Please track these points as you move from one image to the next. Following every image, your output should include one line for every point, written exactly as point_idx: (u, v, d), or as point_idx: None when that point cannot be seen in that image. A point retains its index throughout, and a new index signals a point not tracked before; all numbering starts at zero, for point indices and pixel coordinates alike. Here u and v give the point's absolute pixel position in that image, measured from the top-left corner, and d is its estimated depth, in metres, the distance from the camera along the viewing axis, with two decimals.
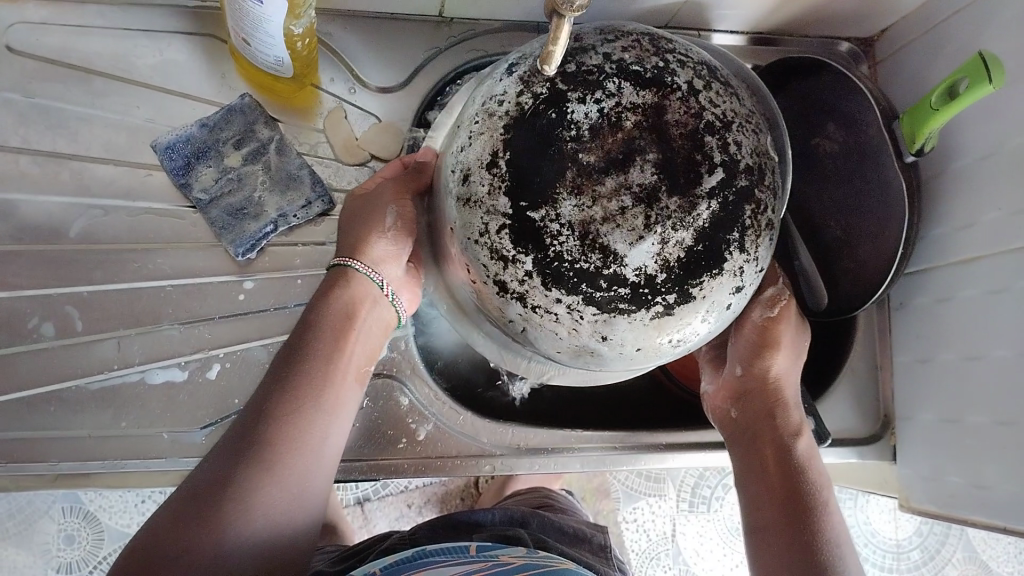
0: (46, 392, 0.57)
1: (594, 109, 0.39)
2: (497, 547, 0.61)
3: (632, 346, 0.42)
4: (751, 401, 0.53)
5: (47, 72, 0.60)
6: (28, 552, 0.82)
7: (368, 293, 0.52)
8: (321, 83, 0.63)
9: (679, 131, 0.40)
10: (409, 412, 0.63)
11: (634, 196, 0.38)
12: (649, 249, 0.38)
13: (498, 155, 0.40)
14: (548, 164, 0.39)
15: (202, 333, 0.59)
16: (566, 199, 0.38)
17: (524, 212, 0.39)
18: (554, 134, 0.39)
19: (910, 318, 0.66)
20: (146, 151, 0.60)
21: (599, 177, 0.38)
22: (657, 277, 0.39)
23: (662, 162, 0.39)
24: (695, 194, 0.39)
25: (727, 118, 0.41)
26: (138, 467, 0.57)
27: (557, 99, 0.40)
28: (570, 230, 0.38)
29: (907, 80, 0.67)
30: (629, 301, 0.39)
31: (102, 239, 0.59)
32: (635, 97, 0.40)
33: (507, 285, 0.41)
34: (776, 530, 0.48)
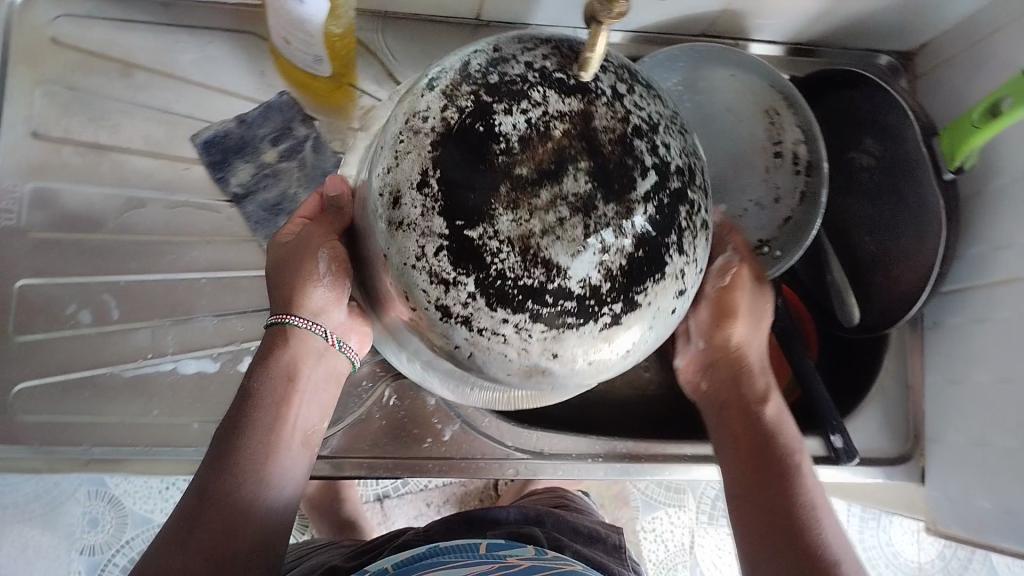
0: (80, 378, 0.58)
1: (523, 121, 0.34)
2: (507, 546, 0.61)
3: (584, 363, 0.36)
4: (720, 375, 0.53)
5: (91, 65, 0.61)
6: (53, 534, 0.83)
7: (310, 349, 0.48)
8: (358, 83, 0.63)
9: (609, 137, 0.34)
10: (435, 412, 0.63)
11: (570, 208, 0.33)
12: (591, 259, 0.33)
13: (428, 174, 0.35)
14: (480, 179, 0.33)
15: (234, 326, 0.60)
16: (504, 214, 0.33)
17: (462, 232, 0.33)
18: (483, 149, 0.34)
19: (944, 338, 0.65)
20: (185, 145, 0.61)
21: (533, 189, 0.33)
22: (601, 287, 0.34)
23: (597, 169, 0.34)
24: (631, 200, 0.34)
25: (655, 121, 0.37)
26: (166, 456, 0.58)
27: (482, 111, 0.35)
28: (510, 246, 0.33)
29: (946, 97, 0.66)
30: (576, 315, 0.34)
31: (140, 231, 0.60)
32: (562, 103, 0.35)
33: (449, 312, 0.35)
34: (757, 504, 0.47)
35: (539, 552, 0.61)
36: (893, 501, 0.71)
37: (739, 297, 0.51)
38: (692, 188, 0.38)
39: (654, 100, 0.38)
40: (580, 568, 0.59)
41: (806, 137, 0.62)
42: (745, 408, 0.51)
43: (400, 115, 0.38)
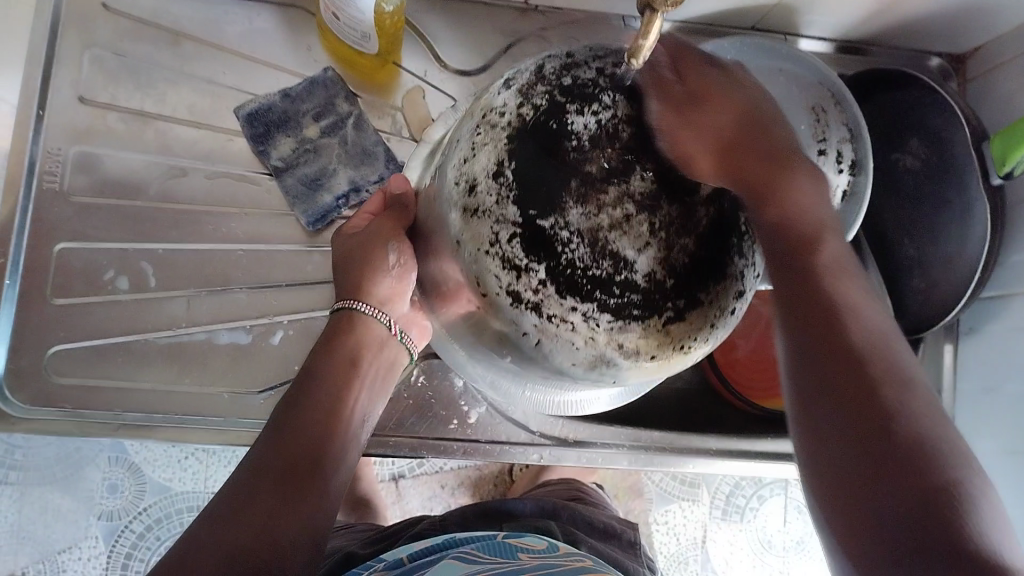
0: (115, 343, 0.59)
1: (597, 120, 0.37)
2: (522, 537, 0.62)
3: (645, 357, 0.39)
4: (788, 272, 0.41)
5: (140, 33, 0.61)
6: (73, 496, 0.84)
7: (374, 336, 0.51)
8: (402, 62, 0.63)
9: (676, 141, 0.37)
10: (462, 394, 0.63)
11: (639, 204, 0.36)
12: (656, 254, 0.36)
13: (505, 163, 0.37)
14: (554, 173, 0.36)
15: (269, 299, 0.60)
16: (575, 207, 0.36)
17: (534, 221, 0.36)
18: (556, 144, 0.36)
19: (980, 345, 0.65)
20: (229, 117, 0.62)
21: (603, 185, 0.36)
22: (665, 283, 0.37)
23: (665, 167, 0.37)
24: (697, 201, 0.37)
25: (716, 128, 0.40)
26: (196, 424, 0.58)
27: (555, 107, 0.37)
28: (580, 238, 0.36)
29: (995, 102, 0.65)
30: (640, 307, 0.37)
31: (180, 200, 0.61)
32: (632, 107, 0.37)
33: (519, 298, 0.37)
34: (861, 455, 0.36)
35: (551, 544, 0.61)
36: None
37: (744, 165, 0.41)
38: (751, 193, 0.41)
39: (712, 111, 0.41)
40: (595, 564, 0.59)
41: (851, 136, 0.60)
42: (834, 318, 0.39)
43: (477, 112, 0.41)
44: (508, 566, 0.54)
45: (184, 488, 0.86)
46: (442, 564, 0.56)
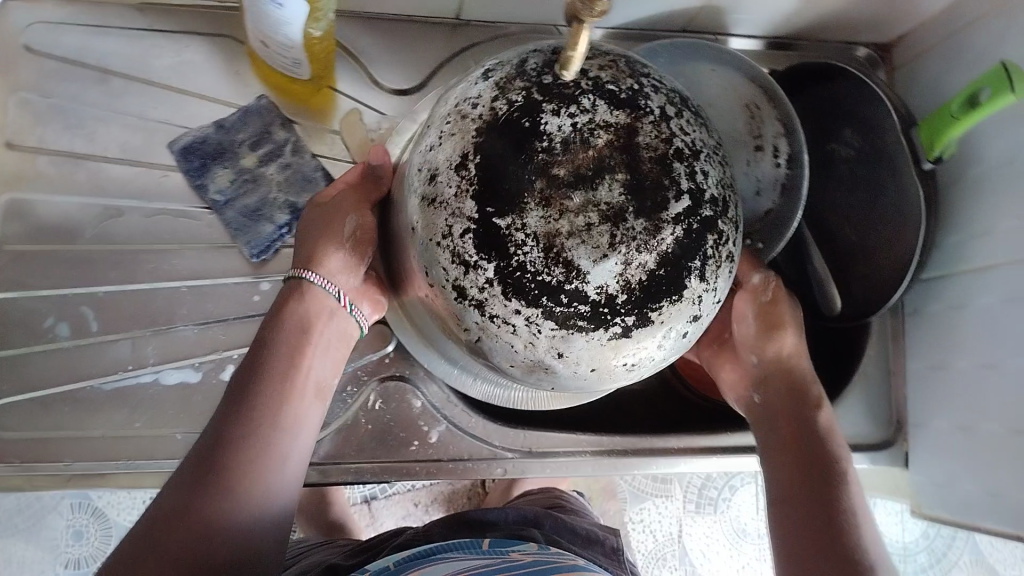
0: (60, 392, 0.57)
1: (571, 124, 0.36)
2: (510, 544, 0.62)
3: (586, 367, 0.39)
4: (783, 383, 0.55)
5: (64, 73, 0.60)
6: (37, 547, 0.84)
7: (322, 307, 0.51)
8: (337, 85, 0.63)
9: (649, 155, 0.37)
10: (421, 415, 0.63)
11: (600, 216, 0.35)
12: (612, 267, 0.36)
13: (470, 158, 0.37)
14: (518, 173, 0.36)
15: (217, 334, 0.59)
16: (534, 212, 0.35)
17: (491, 218, 0.36)
18: (525, 146, 0.36)
19: (925, 325, 0.66)
20: (161, 152, 0.60)
21: (567, 191, 0.35)
22: (617, 298, 0.36)
23: (631, 181, 0.36)
24: (661, 219, 0.36)
25: (701, 144, 0.39)
26: (150, 468, 0.57)
27: (530, 107, 0.37)
28: (535, 242, 0.36)
29: (924, 87, 0.66)
30: (588, 319, 0.37)
31: (118, 240, 0.59)
32: (609, 115, 0.37)
33: (468, 292, 0.38)
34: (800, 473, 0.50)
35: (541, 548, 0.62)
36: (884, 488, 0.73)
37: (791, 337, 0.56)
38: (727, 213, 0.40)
39: (700, 126, 0.40)
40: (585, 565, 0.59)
41: (786, 131, 0.62)
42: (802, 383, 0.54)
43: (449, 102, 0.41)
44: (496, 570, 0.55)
45: None
46: (430, 568, 0.55)
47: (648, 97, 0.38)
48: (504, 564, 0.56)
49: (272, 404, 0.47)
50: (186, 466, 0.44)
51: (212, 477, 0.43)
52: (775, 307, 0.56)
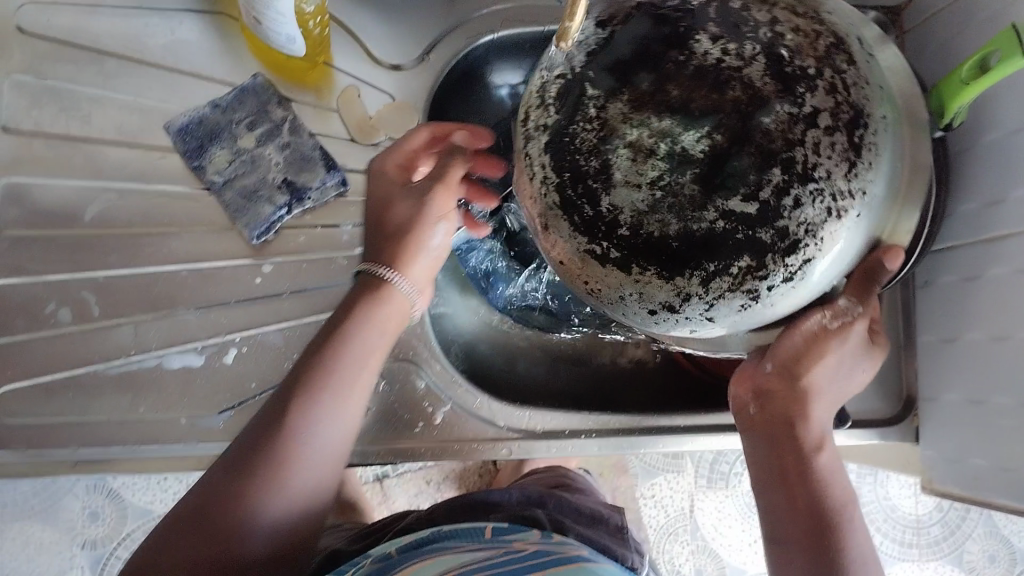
0: (63, 376, 0.57)
1: (717, 56, 0.35)
2: (513, 531, 0.62)
3: (556, 260, 0.40)
4: (779, 414, 0.47)
5: (58, 54, 0.59)
6: (54, 528, 0.86)
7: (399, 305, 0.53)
8: (333, 61, 0.62)
9: (758, 144, 0.33)
10: (426, 395, 0.62)
11: (665, 152, 0.34)
12: (637, 201, 0.35)
13: (614, 25, 0.38)
14: (645, 64, 0.36)
15: (219, 317, 0.59)
16: (620, 104, 0.35)
17: (587, 82, 0.37)
18: (665, 52, 0.36)
19: (936, 296, 0.64)
20: (158, 133, 0.60)
21: (661, 111, 0.34)
22: (620, 228, 0.35)
23: (719, 149, 0.34)
24: (712, 201, 0.34)
25: (818, 174, 0.34)
26: (157, 451, 0.57)
27: (700, 22, 0.36)
28: (599, 127, 0.36)
29: (935, 52, 0.64)
30: (583, 223, 0.36)
31: (117, 224, 0.59)
32: (759, 78, 0.34)
33: (528, 123, 0.39)
34: (797, 529, 0.47)
35: (546, 536, 0.62)
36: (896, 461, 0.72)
37: (822, 368, 0.45)
38: (790, 256, 0.35)
39: (842, 163, 0.34)
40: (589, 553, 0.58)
41: None
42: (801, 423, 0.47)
43: None
44: (498, 562, 0.54)
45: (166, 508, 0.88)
46: (429, 564, 0.55)
47: (809, 91, 0.34)
48: (505, 557, 0.55)
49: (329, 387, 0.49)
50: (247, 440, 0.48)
51: (265, 461, 0.46)
52: (825, 346, 0.43)
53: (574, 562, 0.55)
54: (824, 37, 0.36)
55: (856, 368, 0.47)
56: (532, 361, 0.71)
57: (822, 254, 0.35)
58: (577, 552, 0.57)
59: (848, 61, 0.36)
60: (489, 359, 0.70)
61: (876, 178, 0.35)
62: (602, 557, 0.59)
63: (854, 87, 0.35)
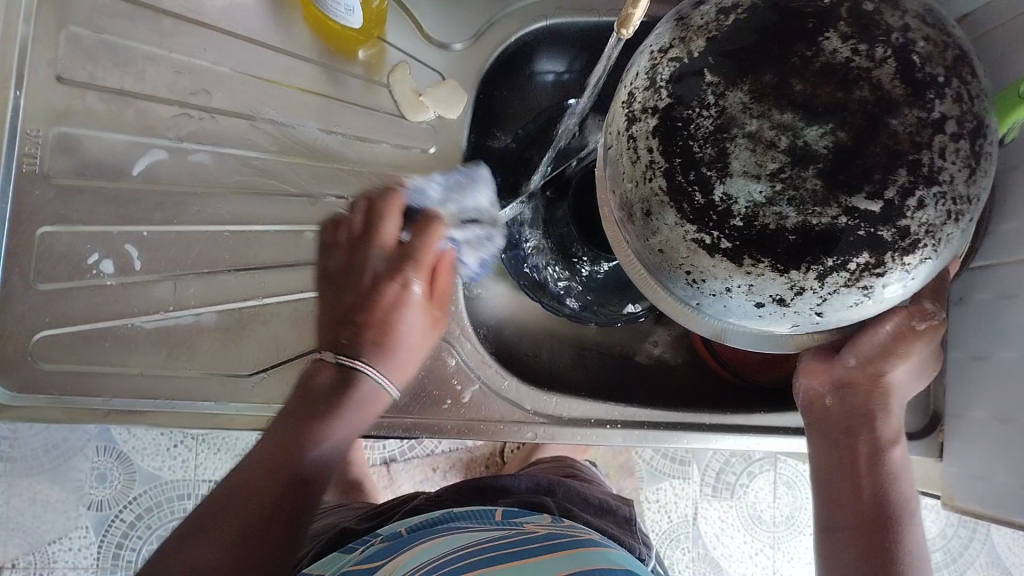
0: (100, 327, 0.58)
1: (847, 54, 0.36)
2: (524, 513, 0.62)
3: (656, 243, 0.41)
4: (853, 404, 0.51)
5: (117, 9, 0.60)
6: (61, 487, 0.87)
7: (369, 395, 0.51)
8: (386, 37, 0.62)
9: (884, 144, 0.35)
10: (455, 372, 0.62)
11: (787, 146, 0.35)
12: (755, 193, 0.35)
13: (735, 12, 0.39)
14: (770, 56, 0.36)
15: (258, 281, 0.59)
16: (740, 94, 0.36)
17: (706, 68, 0.38)
18: (789, 43, 0.36)
19: (969, 313, 0.64)
20: (211, 95, 0.60)
21: (784, 103, 0.35)
22: (732, 219, 0.37)
23: (844, 147, 0.34)
24: (837, 198, 0.34)
25: (942, 177, 0.36)
26: (188, 407, 0.57)
27: (829, 20, 0.36)
28: (716, 115, 0.37)
29: None
30: (695, 208, 0.38)
31: (165, 181, 0.60)
32: (886, 81, 0.35)
33: (633, 104, 0.41)
34: (860, 516, 0.50)
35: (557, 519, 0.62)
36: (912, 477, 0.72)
37: (902, 366, 0.49)
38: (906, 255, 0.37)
39: (963, 168, 0.37)
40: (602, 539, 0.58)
41: None
42: (876, 418, 0.50)
43: None
44: (512, 540, 0.55)
45: (174, 477, 0.89)
46: (445, 538, 0.56)
47: (939, 98, 0.36)
48: (519, 536, 0.56)
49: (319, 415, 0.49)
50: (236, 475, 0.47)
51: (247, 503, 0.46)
52: (910, 346, 0.47)
53: (591, 546, 0.55)
54: (949, 47, 0.38)
55: (923, 371, 0.52)
56: (560, 349, 0.72)
57: (935, 254, 0.38)
58: (592, 536, 0.58)
59: (972, 74, 0.38)
60: (517, 344, 0.70)
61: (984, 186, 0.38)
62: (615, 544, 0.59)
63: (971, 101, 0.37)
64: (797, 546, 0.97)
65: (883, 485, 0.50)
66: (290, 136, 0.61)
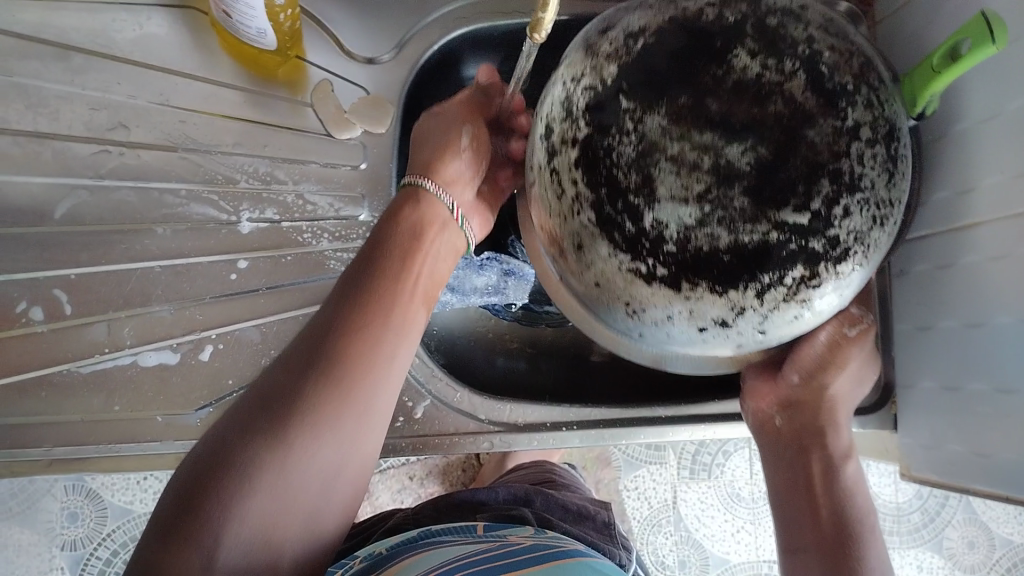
0: (35, 377, 0.56)
1: (757, 70, 0.35)
2: (505, 527, 0.62)
3: (591, 277, 0.40)
4: (804, 423, 0.51)
5: (25, 50, 0.58)
6: (32, 530, 0.86)
7: (436, 215, 0.53)
8: (306, 56, 0.61)
9: (804, 156, 0.35)
10: (405, 390, 0.62)
11: (710, 166, 0.35)
12: (683, 216, 0.35)
13: (644, 35, 0.38)
14: (684, 77, 0.36)
15: (194, 314, 0.58)
16: (658, 117, 0.35)
17: (620, 92, 0.37)
18: (699, 62, 0.36)
19: (912, 285, 0.65)
20: (129, 130, 0.59)
21: (703, 124, 0.35)
22: (665, 244, 0.36)
23: (766, 161, 0.34)
24: (765, 214, 0.34)
25: (864, 183, 0.36)
26: (133, 450, 0.56)
27: (736, 35, 0.36)
28: (637, 140, 0.36)
29: (903, 43, 0.63)
30: (626, 237, 0.37)
31: (91, 222, 0.58)
32: (800, 92, 0.35)
33: (553, 135, 0.40)
34: (821, 535, 0.49)
35: (539, 531, 0.61)
36: (874, 448, 0.72)
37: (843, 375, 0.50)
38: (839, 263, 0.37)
39: (881, 172, 0.37)
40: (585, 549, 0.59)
41: None
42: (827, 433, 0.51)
43: None
44: (500, 552, 0.55)
45: (145, 510, 0.87)
46: (432, 552, 0.55)
47: (851, 105, 0.36)
48: (504, 548, 0.55)
49: (384, 316, 0.47)
50: (274, 375, 0.45)
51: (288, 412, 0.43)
52: (846, 352, 0.48)
53: (571, 556, 0.55)
54: (855, 55, 0.38)
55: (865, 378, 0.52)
56: (514, 356, 0.72)
57: (865, 261, 0.38)
58: (574, 547, 0.58)
59: (879, 79, 0.38)
60: (471, 354, 0.70)
61: (903, 184, 0.39)
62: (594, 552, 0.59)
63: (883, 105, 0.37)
64: None
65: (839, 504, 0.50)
66: (215, 164, 0.60)
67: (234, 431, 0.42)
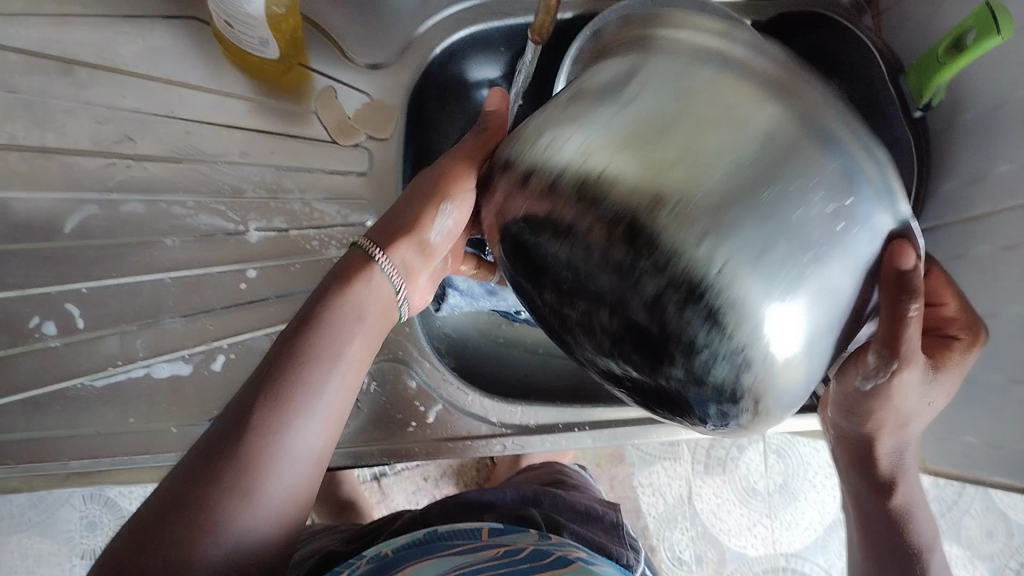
0: (50, 391, 0.57)
1: (568, 257, 0.37)
2: (509, 530, 0.61)
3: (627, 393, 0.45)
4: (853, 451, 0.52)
5: (30, 66, 0.59)
6: (51, 541, 0.86)
7: (378, 292, 0.49)
8: (310, 63, 0.62)
9: (652, 324, 0.36)
10: (416, 394, 0.62)
11: (603, 331, 0.38)
12: (613, 367, 0.40)
13: (505, 238, 0.40)
14: (540, 275, 0.39)
15: (205, 325, 0.59)
16: (549, 294, 0.39)
17: (514, 277, 0.42)
18: (542, 259, 0.38)
19: None
20: (135, 143, 0.59)
21: (572, 300, 0.38)
22: (625, 381, 0.40)
23: (627, 330, 0.37)
24: (659, 370, 0.37)
25: (698, 332, 0.35)
26: (148, 461, 0.57)
27: (543, 234, 0.38)
28: (550, 308, 0.40)
29: (909, 32, 0.63)
30: (600, 379, 0.42)
31: (101, 235, 0.59)
32: (604, 270, 0.36)
33: None
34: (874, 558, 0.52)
35: (542, 535, 0.61)
36: None
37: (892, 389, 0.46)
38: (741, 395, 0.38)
39: (706, 308, 0.35)
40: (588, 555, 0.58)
41: None
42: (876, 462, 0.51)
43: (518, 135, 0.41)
44: (505, 556, 0.54)
45: None
46: (436, 557, 0.55)
47: (646, 267, 0.35)
48: (506, 553, 0.55)
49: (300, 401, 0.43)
50: (188, 462, 0.42)
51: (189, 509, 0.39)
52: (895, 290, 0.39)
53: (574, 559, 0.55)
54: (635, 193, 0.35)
55: (932, 389, 0.47)
56: (525, 358, 0.72)
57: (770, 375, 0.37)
58: (575, 553, 0.57)
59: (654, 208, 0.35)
60: (482, 357, 0.70)
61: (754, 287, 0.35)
62: (602, 558, 0.58)
63: (677, 241, 0.35)
64: (795, 513, 0.97)
65: (907, 538, 0.51)
66: (222, 174, 0.60)
67: (135, 538, 0.39)
